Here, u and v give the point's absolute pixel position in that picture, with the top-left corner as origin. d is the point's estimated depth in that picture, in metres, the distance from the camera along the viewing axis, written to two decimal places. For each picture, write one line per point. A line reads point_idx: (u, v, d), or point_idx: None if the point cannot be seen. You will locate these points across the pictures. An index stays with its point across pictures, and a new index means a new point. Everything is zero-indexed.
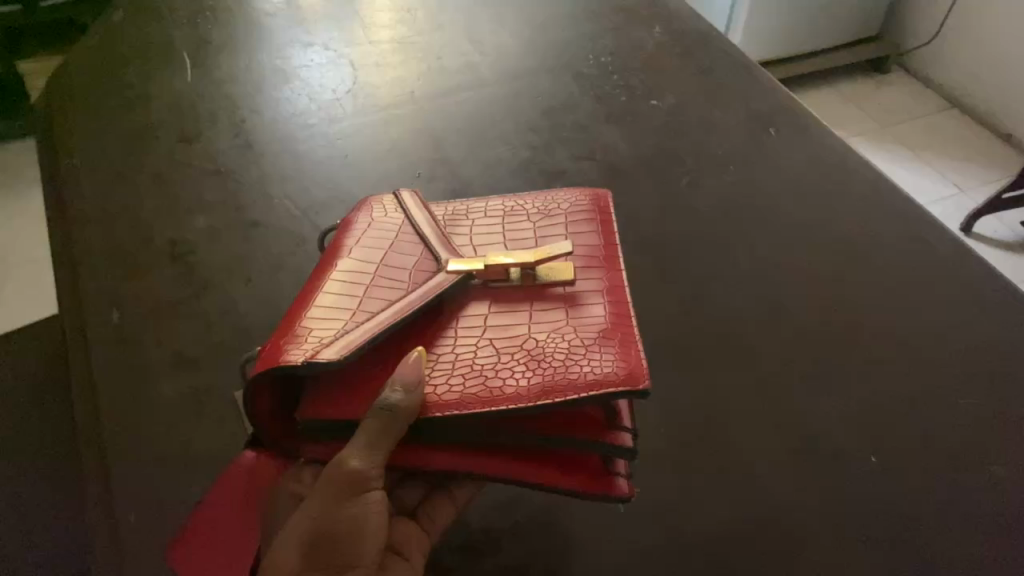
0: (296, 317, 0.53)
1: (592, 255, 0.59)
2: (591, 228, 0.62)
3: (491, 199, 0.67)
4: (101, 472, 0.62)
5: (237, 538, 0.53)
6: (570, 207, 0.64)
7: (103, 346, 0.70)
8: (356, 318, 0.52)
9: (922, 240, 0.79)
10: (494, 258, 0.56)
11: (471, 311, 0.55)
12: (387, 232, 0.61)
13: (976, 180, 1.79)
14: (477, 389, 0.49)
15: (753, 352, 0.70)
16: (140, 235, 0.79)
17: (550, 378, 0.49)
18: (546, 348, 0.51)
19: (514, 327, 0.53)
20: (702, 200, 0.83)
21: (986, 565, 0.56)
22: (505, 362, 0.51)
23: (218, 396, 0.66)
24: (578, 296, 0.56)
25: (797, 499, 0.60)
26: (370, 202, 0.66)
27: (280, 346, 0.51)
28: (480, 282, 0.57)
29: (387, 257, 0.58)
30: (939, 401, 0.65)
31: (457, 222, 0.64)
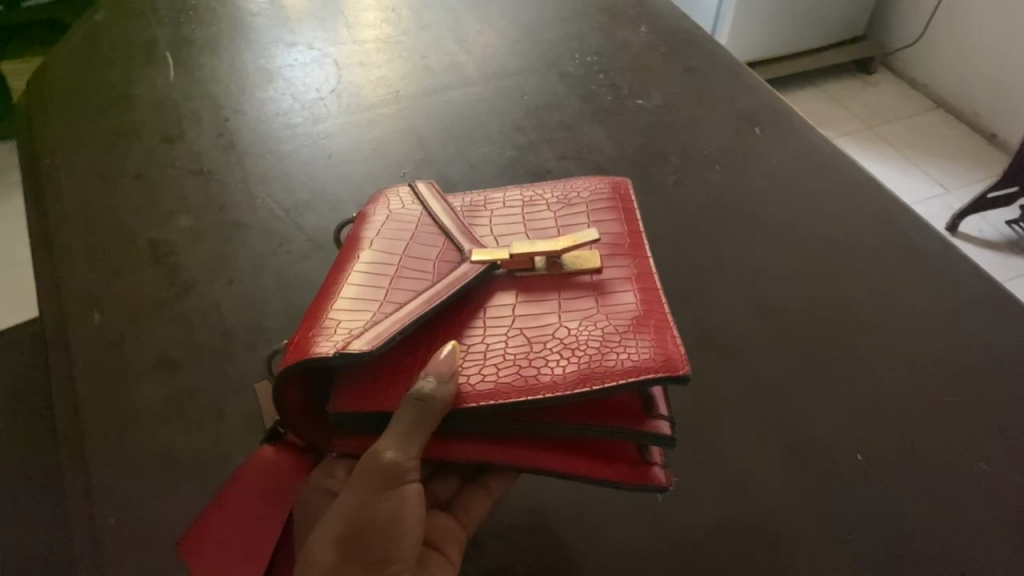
0: (324, 309, 0.53)
1: (617, 242, 0.59)
2: (613, 216, 0.62)
3: (510, 190, 0.66)
4: (81, 476, 0.61)
5: (254, 537, 0.54)
6: (589, 196, 0.64)
7: (84, 348, 0.69)
8: (384, 309, 0.52)
9: (908, 239, 0.79)
10: (518, 247, 0.56)
11: (498, 302, 0.55)
12: (407, 224, 0.61)
13: (960, 181, 1.80)
14: (511, 379, 0.49)
15: (739, 350, 0.69)
16: (121, 235, 0.78)
17: (587, 366, 0.49)
18: (579, 337, 0.51)
19: (543, 316, 0.53)
20: (687, 200, 0.83)
21: (967, 566, 0.56)
22: (539, 352, 0.50)
23: (200, 399, 0.66)
24: (606, 284, 0.55)
25: (783, 500, 0.60)
26: (385, 194, 0.65)
27: (309, 339, 0.50)
28: (505, 273, 0.56)
29: (410, 248, 0.58)
30: (924, 399, 0.65)
31: (476, 213, 0.64)
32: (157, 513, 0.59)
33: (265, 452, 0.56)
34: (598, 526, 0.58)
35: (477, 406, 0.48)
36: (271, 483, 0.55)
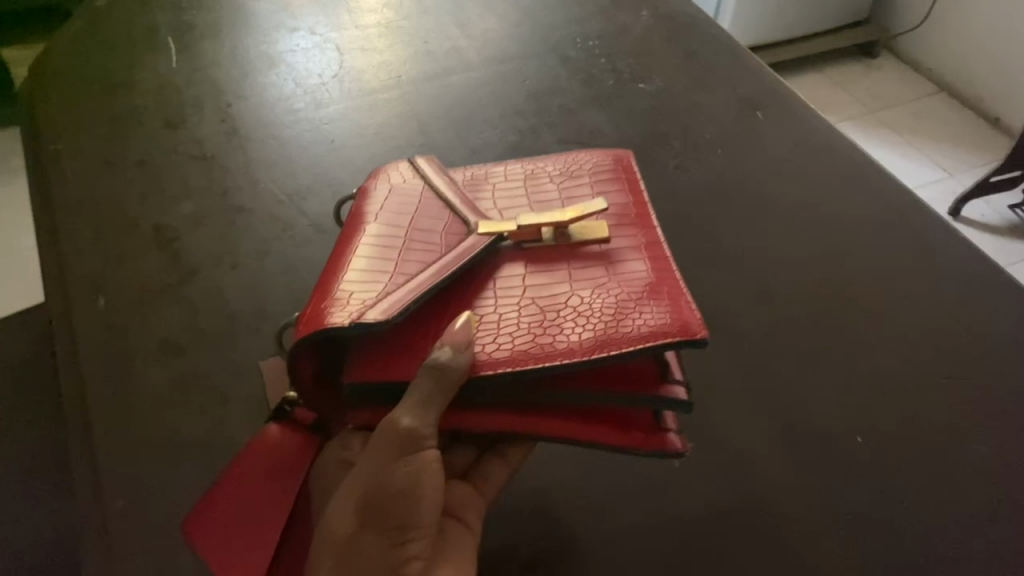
0: (336, 279, 0.53)
1: (623, 213, 0.60)
2: (618, 186, 0.62)
3: (510, 163, 0.67)
4: (88, 458, 0.62)
5: (261, 515, 0.55)
6: (592, 168, 0.65)
7: (90, 332, 0.69)
8: (395, 280, 0.52)
9: (909, 222, 0.79)
10: (525, 219, 0.56)
11: (507, 273, 0.55)
12: (413, 199, 0.61)
13: (962, 165, 1.80)
14: (526, 347, 0.49)
15: (740, 332, 0.70)
16: (126, 220, 0.78)
17: (603, 332, 0.49)
18: (593, 305, 0.51)
19: (555, 286, 0.53)
20: (689, 184, 0.83)
21: (965, 545, 0.56)
22: (553, 320, 0.51)
23: (205, 382, 0.66)
24: (614, 253, 0.56)
25: (782, 481, 0.60)
26: (385, 170, 0.65)
27: (323, 308, 0.50)
28: (512, 244, 0.57)
29: (416, 222, 0.58)
30: (923, 380, 0.66)
31: (479, 187, 0.64)
32: (164, 495, 0.59)
33: (271, 431, 0.57)
34: (599, 505, 0.59)
35: (492, 374, 0.48)
36: (276, 457, 0.56)
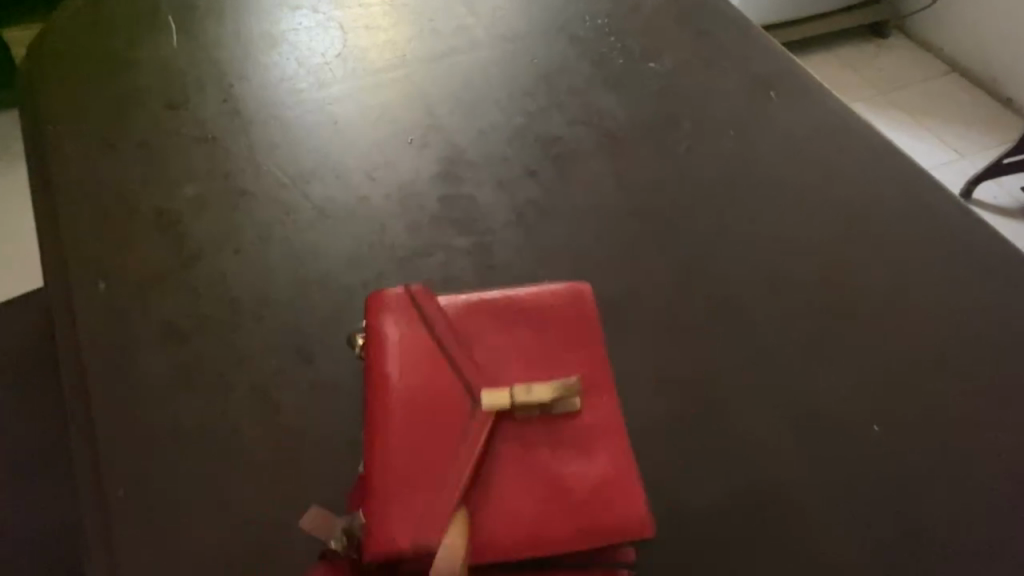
0: (383, 491, 0.50)
1: (584, 348, 0.58)
2: (592, 330, 0.60)
3: (491, 294, 0.61)
4: (89, 446, 0.61)
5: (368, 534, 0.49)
6: (573, 315, 0.60)
7: (90, 317, 0.68)
8: (444, 483, 0.50)
9: (927, 206, 0.78)
10: (520, 395, 0.54)
11: (495, 450, 0.53)
12: (417, 337, 0.57)
13: (974, 147, 1.78)
14: (520, 540, 0.50)
15: (752, 320, 0.69)
16: (127, 204, 0.77)
17: (587, 522, 0.51)
18: (575, 489, 0.52)
19: (536, 470, 0.52)
20: (700, 166, 0.82)
21: (974, 546, 0.56)
22: (542, 509, 0.51)
23: (208, 368, 0.65)
24: (600, 431, 0.54)
25: (794, 475, 0.60)
26: (374, 296, 0.59)
27: (390, 532, 0.48)
28: (506, 418, 0.54)
29: (433, 378, 0.55)
30: (938, 370, 0.65)
31: (468, 327, 0.59)
32: (168, 486, 0.59)
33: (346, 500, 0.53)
34: None
35: (495, 561, 0.49)
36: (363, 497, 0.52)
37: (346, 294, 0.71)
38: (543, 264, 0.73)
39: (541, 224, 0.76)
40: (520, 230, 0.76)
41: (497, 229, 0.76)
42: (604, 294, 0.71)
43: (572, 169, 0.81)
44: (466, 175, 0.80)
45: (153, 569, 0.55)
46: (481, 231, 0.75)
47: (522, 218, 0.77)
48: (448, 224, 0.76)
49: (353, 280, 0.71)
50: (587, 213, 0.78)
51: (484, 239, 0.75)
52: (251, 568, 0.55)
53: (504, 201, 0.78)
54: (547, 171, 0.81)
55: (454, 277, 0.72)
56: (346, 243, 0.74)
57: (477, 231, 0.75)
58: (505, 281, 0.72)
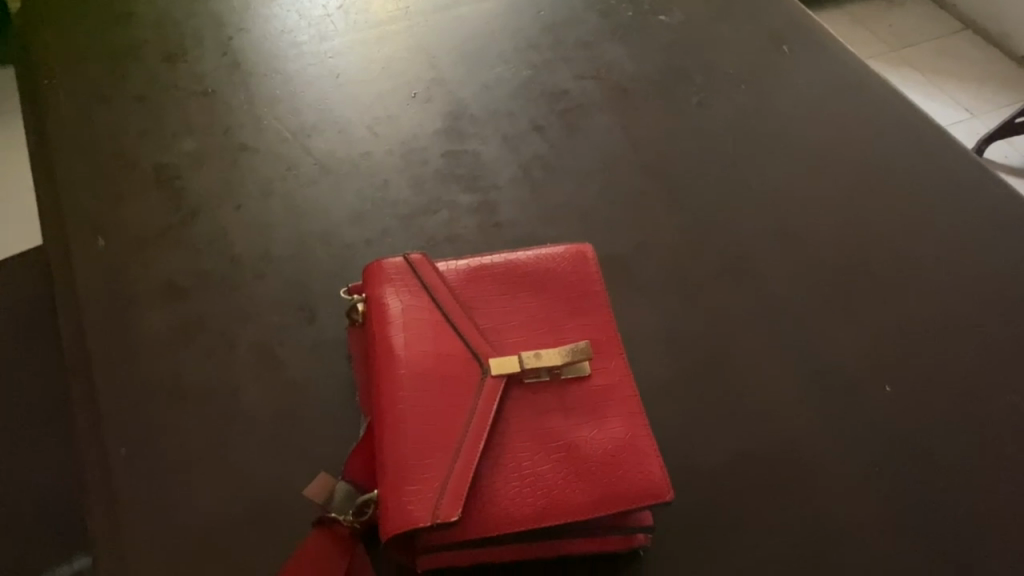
0: (395, 466, 0.50)
1: (588, 311, 0.58)
2: (595, 294, 0.59)
3: (493, 258, 0.60)
4: (91, 405, 0.60)
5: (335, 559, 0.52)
6: (575, 277, 0.59)
7: (89, 276, 0.67)
8: (457, 453, 0.50)
9: (943, 164, 0.76)
10: (529, 359, 0.53)
11: (504, 418, 0.52)
12: (421, 311, 0.56)
13: (987, 105, 1.74)
14: (532, 507, 0.49)
15: (761, 280, 0.68)
16: (125, 160, 0.75)
17: (599, 488, 0.50)
18: (585, 454, 0.51)
19: (546, 434, 0.52)
20: (711, 121, 0.80)
21: (987, 503, 0.56)
22: (551, 475, 0.50)
23: (209, 326, 0.64)
24: (605, 397, 0.54)
25: (804, 434, 0.59)
26: (374, 269, 0.59)
27: (405, 507, 0.48)
28: (515, 383, 0.54)
29: (439, 347, 0.54)
30: (953, 331, 0.64)
31: (473, 291, 0.58)
32: (172, 443, 0.58)
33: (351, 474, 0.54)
34: None
35: (507, 531, 0.48)
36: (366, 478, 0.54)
37: (349, 249, 0.69)
38: (549, 221, 0.72)
39: (547, 181, 0.75)
40: (526, 187, 0.74)
41: (502, 185, 0.74)
42: (611, 253, 0.70)
43: (580, 124, 0.79)
44: (471, 130, 0.78)
45: (158, 528, 0.55)
46: (486, 188, 0.74)
47: (529, 174, 0.75)
48: (453, 179, 0.74)
49: (356, 237, 0.70)
50: (595, 169, 0.76)
51: (490, 195, 0.74)
52: (255, 524, 0.55)
53: (510, 156, 0.77)
54: (554, 126, 0.79)
55: (459, 233, 0.71)
56: (349, 199, 0.73)
57: (482, 188, 0.74)
58: (511, 238, 0.71)
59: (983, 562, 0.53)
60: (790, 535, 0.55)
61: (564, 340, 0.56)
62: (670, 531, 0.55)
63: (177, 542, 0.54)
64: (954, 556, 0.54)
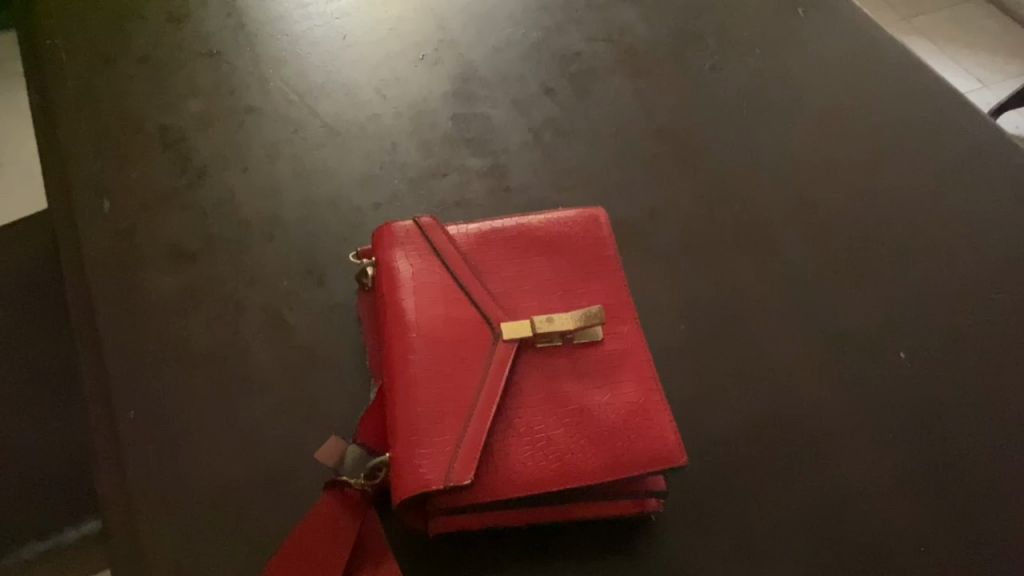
0: (407, 429, 0.49)
1: (599, 276, 0.57)
2: (607, 259, 0.58)
3: (505, 222, 0.59)
4: (98, 368, 0.60)
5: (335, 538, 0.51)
6: (588, 242, 0.59)
7: (94, 238, 0.66)
8: (470, 417, 0.49)
9: (959, 132, 0.75)
10: (541, 324, 0.53)
11: (517, 383, 0.52)
12: (431, 275, 0.56)
13: (997, 74, 1.72)
14: (545, 471, 0.49)
15: (776, 248, 0.68)
16: (128, 120, 0.74)
17: (613, 452, 0.50)
18: (598, 418, 0.51)
19: (558, 399, 0.52)
20: (724, 86, 0.79)
21: (995, 472, 0.57)
22: (565, 439, 0.50)
23: (218, 289, 0.64)
24: (618, 361, 0.53)
25: (817, 401, 0.60)
26: (384, 232, 0.58)
27: (419, 471, 0.48)
28: (527, 348, 0.53)
29: (450, 311, 0.54)
30: (964, 302, 0.65)
31: (484, 255, 0.57)
32: (179, 407, 0.58)
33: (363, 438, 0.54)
34: None
35: (521, 493, 0.48)
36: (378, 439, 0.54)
37: (357, 213, 0.69)
38: (561, 185, 0.71)
39: (559, 145, 0.74)
40: (537, 151, 0.74)
41: (513, 149, 0.73)
42: (623, 218, 0.69)
43: (591, 88, 0.78)
44: (481, 93, 0.77)
45: (168, 491, 0.54)
46: (496, 151, 0.73)
47: (539, 138, 0.74)
48: (463, 143, 0.73)
49: (365, 200, 0.70)
50: (607, 134, 0.75)
51: (500, 159, 0.73)
52: (267, 486, 0.55)
53: (520, 120, 0.76)
54: (565, 90, 0.78)
55: (469, 197, 0.70)
56: (357, 162, 0.72)
57: (492, 152, 0.73)
58: (522, 203, 0.70)
59: (990, 528, 0.54)
60: (803, 500, 0.55)
61: (576, 305, 0.56)
62: (682, 496, 0.55)
63: (188, 504, 0.54)
64: (964, 524, 0.54)
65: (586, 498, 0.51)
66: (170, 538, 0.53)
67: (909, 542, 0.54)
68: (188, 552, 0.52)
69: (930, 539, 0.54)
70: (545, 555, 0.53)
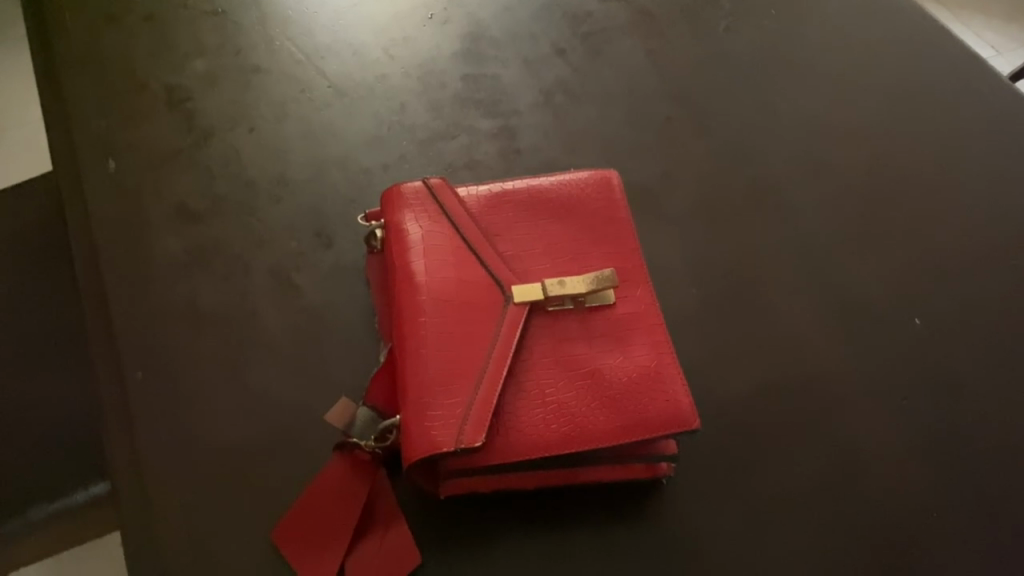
0: (417, 390, 0.49)
1: (612, 239, 0.57)
2: (620, 222, 0.57)
3: (516, 183, 0.58)
4: (104, 330, 0.59)
5: (338, 514, 0.52)
6: (599, 205, 0.58)
7: (100, 198, 0.65)
8: (480, 379, 0.49)
9: (977, 98, 0.74)
10: (553, 287, 0.52)
11: (529, 346, 0.51)
12: (441, 236, 0.55)
13: (1013, 43, 1.68)
14: (555, 435, 0.49)
15: (790, 213, 0.67)
16: (132, 79, 0.72)
17: (624, 417, 0.49)
18: (610, 382, 0.50)
19: (570, 362, 0.51)
20: (739, 48, 0.77)
21: (1004, 440, 0.57)
22: (576, 403, 0.50)
23: (225, 249, 0.63)
24: (629, 324, 0.53)
25: (828, 367, 0.60)
26: (393, 193, 0.57)
27: (429, 432, 0.47)
28: (539, 311, 0.53)
29: (461, 272, 0.53)
30: (975, 270, 0.64)
31: (495, 216, 0.57)
32: (187, 367, 0.57)
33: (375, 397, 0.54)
34: None
35: (530, 456, 0.48)
36: (388, 399, 0.54)
37: (366, 174, 0.68)
38: (572, 148, 0.71)
39: (570, 107, 0.73)
40: (548, 113, 0.72)
41: (523, 111, 0.72)
42: (635, 181, 0.68)
43: (603, 48, 0.77)
44: (491, 53, 0.76)
45: (177, 451, 0.54)
46: (507, 113, 0.72)
47: (550, 100, 0.73)
48: (472, 104, 0.72)
49: (373, 162, 0.69)
50: (619, 95, 0.74)
51: (511, 121, 0.72)
52: (275, 448, 0.55)
53: (531, 81, 0.74)
54: (577, 50, 0.77)
55: (479, 159, 0.69)
56: (365, 123, 0.71)
57: (502, 113, 0.72)
58: (532, 165, 0.69)
59: (996, 494, 0.55)
60: (814, 466, 0.56)
61: (588, 268, 0.55)
62: (694, 459, 0.55)
63: (196, 465, 0.54)
64: (975, 492, 0.55)
65: (597, 462, 0.51)
66: (179, 497, 0.53)
67: (920, 509, 0.54)
68: (197, 511, 0.52)
69: (940, 506, 0.54)
70: (553, 517, 0.53)
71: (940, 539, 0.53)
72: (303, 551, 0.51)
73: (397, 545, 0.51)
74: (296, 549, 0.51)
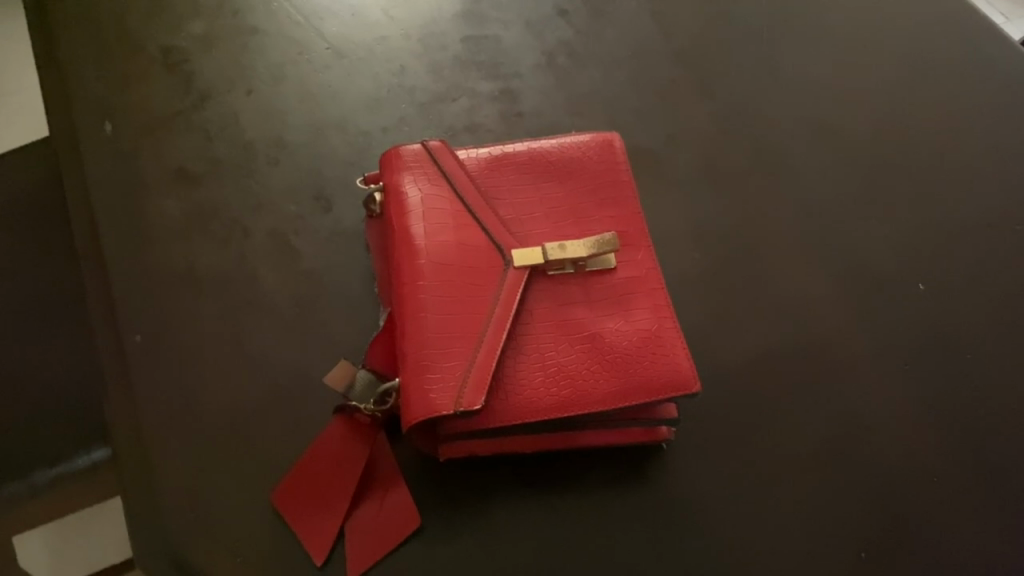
0: (417, 353, 0.49)
1: (613, 203, 0.56)
2: (622, 185, 0.57)
3: (517, 146, 0.58)
4: (103, 293, 0.59)
5: (340, 477, 0.52)
6: (602, 168, 0.57)
7: (98, 160, 0.64)
8: (479, 343, 0.49)
9: (986, 63, 0.73)
10: (554, 251, 0.52)
11: (529, 309, 0.51)
12: (441, 200, 0.54)
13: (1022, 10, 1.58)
14: (555, 399, 0.48)
15: (793, 178, 0.66)
16: (127, 40, 0.71)
17: (625, 381, 0.49)
18: (611, 346, 0.50)
19: (571, 325, 0.51)
20: (744, 10, 0.76)
21: (1001, 405, 0.57)
22: (576, 366, 0.49)
23: (223, 212, 0.63)
24: (630, 289, 0.52)
25: (830, 333, 0.59)
26: (393, 154, 0.56)
27: (428, 395, 0.47)
28: (539, 274, 0.52)
29: (461, 235, 0.53)
30: (977, 237, 0.64)
31: (495, 179, 0.56)
32: (185, 330, 0.57)
33: (375, 359, 0.54)
34: None
35: (530, 419, 0.48)
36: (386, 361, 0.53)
37: (366, 137, 0.67)
38: (573, 112, 0.70)
39: (572, 69, 0.72)
40: (549, 76, 0.71)
41: (524, 73, 0.71)
42: (638, 144, 0.67)
43: (606, 10, 0.76)
44: (493, 14, 0.75)
45: (176, 412, 0.54)
46: (508, 75, 0.71)
47: (552, 62, 0.72)
48: (472, 66, 0.71)
49: (372, 125, 0.68)
50: (622, 58, 0.73)
51: (511, 83, 0.71)
52: (277, 410, 0.55)
53: (533, 43, 0.73)
54: (580, 12, 0.75)
55: (479, 123, 0.68)
56: (364, 85, 0.70)
57: (503, 76, 0.71)
58: (533, 128, 0.69)
59: (993, 458, 0.55)
60: (814, 429, 0.56)
61: (589, 232, 0.55)
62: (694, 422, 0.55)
63: (195, 426, 0.54)
64: (971, 456, 0.55)
65: (597, 426, 0.51)
66: (179, 458, 0.53)
67: (918, 472, 0.54)
68: (198, 471, 0.52)
69: (938, 469, 0.55)
70: (554, 480, 0.53)
71: (936, 502, 0.53)
72: (303, 512, 0.51)
73: (398, 507, 0.51)
74: (298, 511, 0.51)
